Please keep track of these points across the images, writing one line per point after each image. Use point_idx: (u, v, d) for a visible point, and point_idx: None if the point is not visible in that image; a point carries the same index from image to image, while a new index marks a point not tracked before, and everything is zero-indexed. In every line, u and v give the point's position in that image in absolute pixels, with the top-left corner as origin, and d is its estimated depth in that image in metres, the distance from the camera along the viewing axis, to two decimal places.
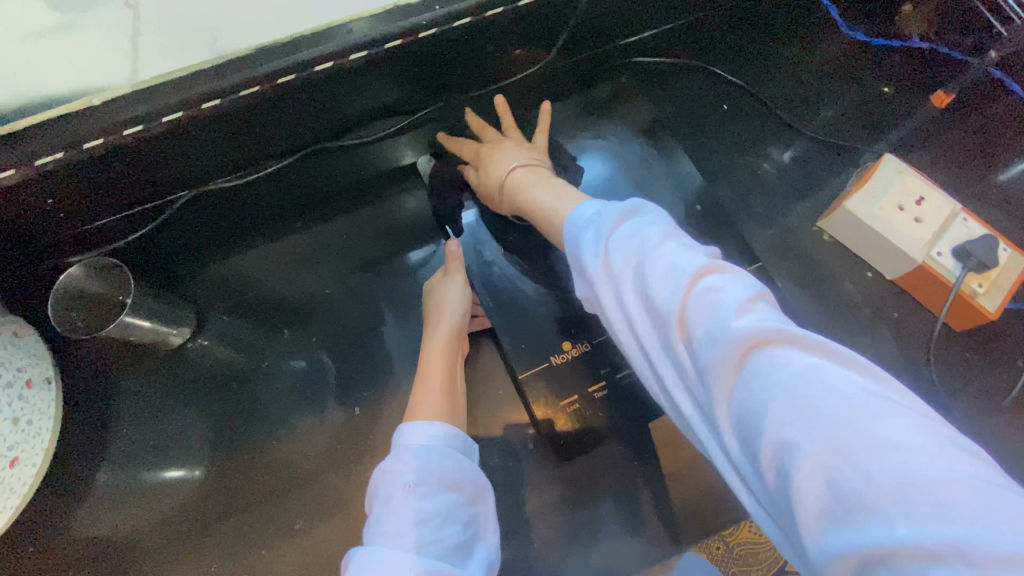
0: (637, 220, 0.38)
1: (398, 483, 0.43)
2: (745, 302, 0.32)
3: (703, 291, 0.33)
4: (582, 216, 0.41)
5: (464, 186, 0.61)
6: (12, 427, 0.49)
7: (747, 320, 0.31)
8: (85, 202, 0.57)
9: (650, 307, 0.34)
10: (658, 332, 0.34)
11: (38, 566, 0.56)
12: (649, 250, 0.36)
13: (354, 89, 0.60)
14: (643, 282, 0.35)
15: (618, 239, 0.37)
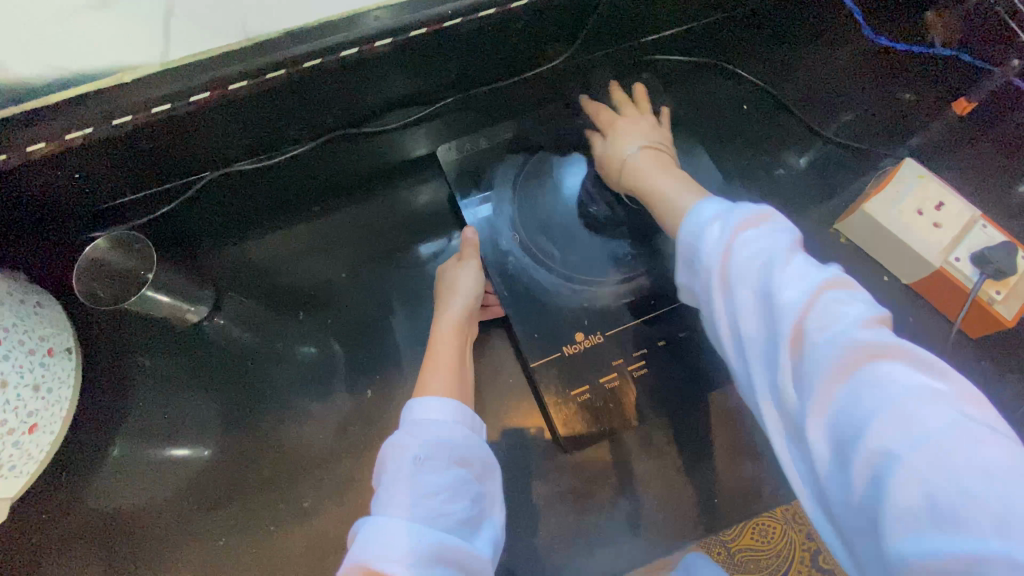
0: (761, 228, 0.41)
1: (409, 456, 0.44)
2: (864, 320, 0.36)
3: (827, 303, 0.37)
4: (702, 215, 0.44)
5: (482, 175, 0.61)
6: (34, 393, 0.49)
7: (866, 337, 0.35)
8: (110, 176, 0.59)
9: (769, 310, 0.38)
10: (769, 333, 0.38)
11: (52, 532, 0.57)
12: (772, 258, 0.39)
13: (376, 74, 0.61)
14: (766, 287, 0.38)
15: (744, 243, 0.41)
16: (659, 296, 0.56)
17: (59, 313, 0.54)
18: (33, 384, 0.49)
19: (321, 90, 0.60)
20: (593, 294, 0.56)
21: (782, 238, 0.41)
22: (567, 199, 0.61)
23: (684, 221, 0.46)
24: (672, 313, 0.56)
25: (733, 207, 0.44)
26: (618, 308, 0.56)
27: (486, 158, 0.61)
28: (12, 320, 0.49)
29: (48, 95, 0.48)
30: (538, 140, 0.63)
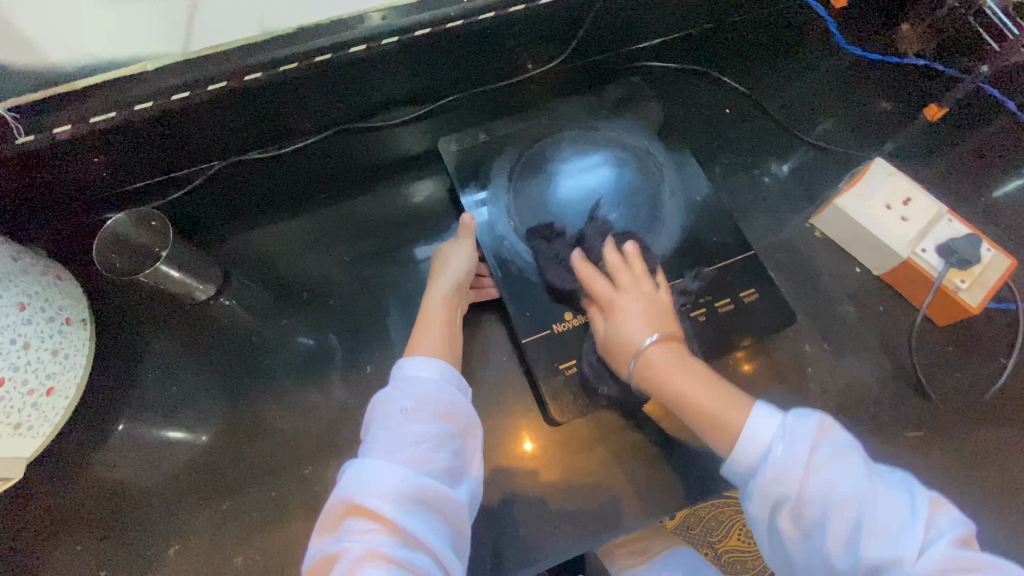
0: (826, 445, 0.45)
1: (395, 407, 0.48)
2: (934, 525, 0.41)
3: (908, 524, 0.41)
4: (763, 433, 0.46)
5: (478, 166, 0.65)
6: (52, 357, 0.52)
7: (949, 547, 0.40)
8: (129, 160, 0.62)
9: (861, 536, 0.41)
10: (863, 553, 0.41)
11: (64, 497, 0.60)
12: (852, 486, 0.43)
13: (381, 71, 0.65)
14: (857, 519, 0.42)
15: (822, 468, 0.43)
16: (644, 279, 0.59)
17: (76, 287, 0.58)
18: (51, 350, 0.52)
19: (330, 84, 0.64)
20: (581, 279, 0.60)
21: (844, 453, 0.45)
22: (556, 197, 0.64)
23: (743, 434, 0.47)
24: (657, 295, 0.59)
25: (792, 421, 0.46)
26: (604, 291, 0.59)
27: (482, 152, 0.66)
28: (36, 286, 0.52)
29: (75, 80, 0.52)
30: (531, 135, 0.67)
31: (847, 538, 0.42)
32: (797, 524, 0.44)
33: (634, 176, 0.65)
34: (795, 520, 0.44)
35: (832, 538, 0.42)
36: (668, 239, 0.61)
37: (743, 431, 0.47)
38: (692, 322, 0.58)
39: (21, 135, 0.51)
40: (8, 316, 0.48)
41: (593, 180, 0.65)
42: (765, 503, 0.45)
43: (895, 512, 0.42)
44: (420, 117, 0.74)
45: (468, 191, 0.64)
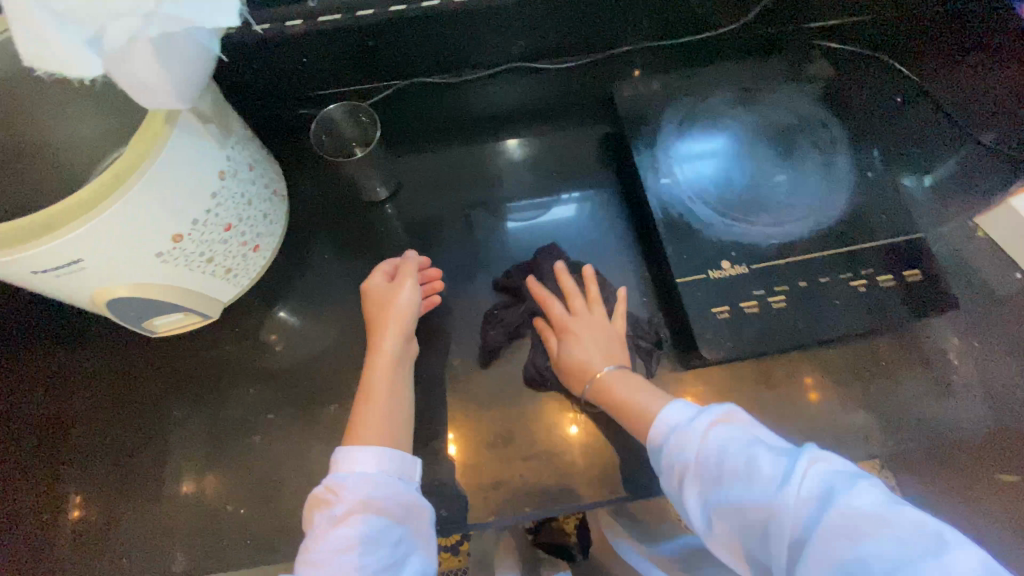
0: (725, 424, 0.50)
1: (324, 517, 0.48)
2: (817, 481, 0.42)
3: (801, 482, 0.43)
4: (670, 419, 0.52)
5: (647, 115, 0.68)
6: (264, 221, 0.59)
7: (832, 496, 0.41)
8: (333, 62, 0.69)
9: (754, 496, 0.44)
10: (753, 515, 0.44)
11: (229, 354, 0.65)
12: (741, 448, 0.47)
13: (568, 13, 0.70)
14: (747, 480, 0.45)
15: (715, 437, 0.48)
16: (808, 241, 0.60)
17: (275, 165, 0.64)
18: (262, 213, 0.59)
19: (520, 17, 0.69)
20: (745, 232, 0.61)
21: (743, 431, 0.48)
22: (696, 162, 0.65)
23: (655, 424, 0.53)
24: (819, 261, 0.59)
25: (696, 409, 0.52)
26: (766, 245, 0.60)
27: (654, 104, 0.68)
28: (259, 156, 0.59)
29: None
30: (700, 93, 0.70)
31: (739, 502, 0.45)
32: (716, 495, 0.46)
33: (800, 150, 0.66)
34: (713, 492, 0.47)
35: (741, 508, 0.44)
36: (833, 209, 0.62)
37: (655, 421, 0.53)
38: (852, 291, 0.58)
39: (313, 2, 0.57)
40: (240, 171, 0.54)
41: (730, 157, 0.66)
42: (683, 477, 0.49)
43: (777, 469, 0.44)
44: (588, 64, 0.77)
45: (636, 136, 0.67)
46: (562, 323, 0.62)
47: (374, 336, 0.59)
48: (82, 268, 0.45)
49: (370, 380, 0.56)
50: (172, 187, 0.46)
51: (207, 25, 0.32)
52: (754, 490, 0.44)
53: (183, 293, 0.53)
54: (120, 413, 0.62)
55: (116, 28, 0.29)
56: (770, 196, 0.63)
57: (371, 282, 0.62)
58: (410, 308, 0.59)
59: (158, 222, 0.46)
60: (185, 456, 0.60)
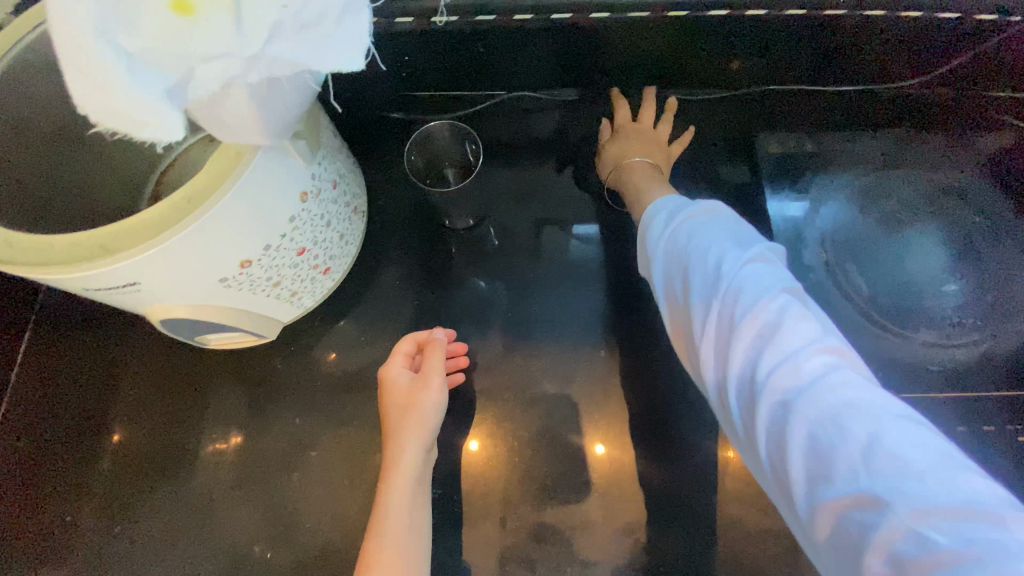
0: (697, 216, 0.41)
1: None
2: (760, 281, 0.35)
3: (744, 282, 0.35)
4: (655, 213, 0.45)
5: (792, 181, 0.57)
6: (339, 241, 0.53)
7: (767, 301, 0.34)
8: (437, 65, 0.61)
9: (689, 289, 0.38)
10: (686, 307, 0.38)
11: (279, 372, 0.60)
12: (699, 241, 0.39)
13: (714, 47, 0.58)
14: (689, 274, 0.38)
15: (678, 231, 0.41)
16: (973, 375, 0.49)
17: (359, 175, 0.57)
18: (339, 234, 0.52)
19: (656, 43, 0.58)
20: (898, 348, 0.50)
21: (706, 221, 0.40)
22: (848, 237, 0.54)
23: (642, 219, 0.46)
24: (982, 403, 0.49)
25: (675, 203, 0.44)
26: (919, 370, 0.49)
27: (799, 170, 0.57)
28: (344, 172, 0.52)
29: None
30: (864, 161, 0.57)
31: (679, 295, 0.39)
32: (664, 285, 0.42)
33: (981, 254, 0.53)
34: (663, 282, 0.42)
35: (681, 300, 0.39)
36: (1013, 341, 0.50)
37: (644, 212, 0.46)
38: (1017, 447, 0.48)
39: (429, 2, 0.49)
40: (324, 190, 0.47)
41: (890, 238, 0.54)
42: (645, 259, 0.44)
43: (725, 263, 0.37)
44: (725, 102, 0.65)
45: (780, 203, 0.56)
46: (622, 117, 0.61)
47: (391, 444, 0.51)
48: (138, 289, 0.39)
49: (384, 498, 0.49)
50: (249, 213, 0.39)
51: (322, 70, 0.24)
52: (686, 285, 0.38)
53: (241, 317, 0.48)
54: (159, 419, 0.58)
55: (210, 73, 0.23)
56: (936, 306, 0.51)
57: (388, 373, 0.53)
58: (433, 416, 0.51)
59: (226, 249, 0.40)
60: (220, 479, 0.56)
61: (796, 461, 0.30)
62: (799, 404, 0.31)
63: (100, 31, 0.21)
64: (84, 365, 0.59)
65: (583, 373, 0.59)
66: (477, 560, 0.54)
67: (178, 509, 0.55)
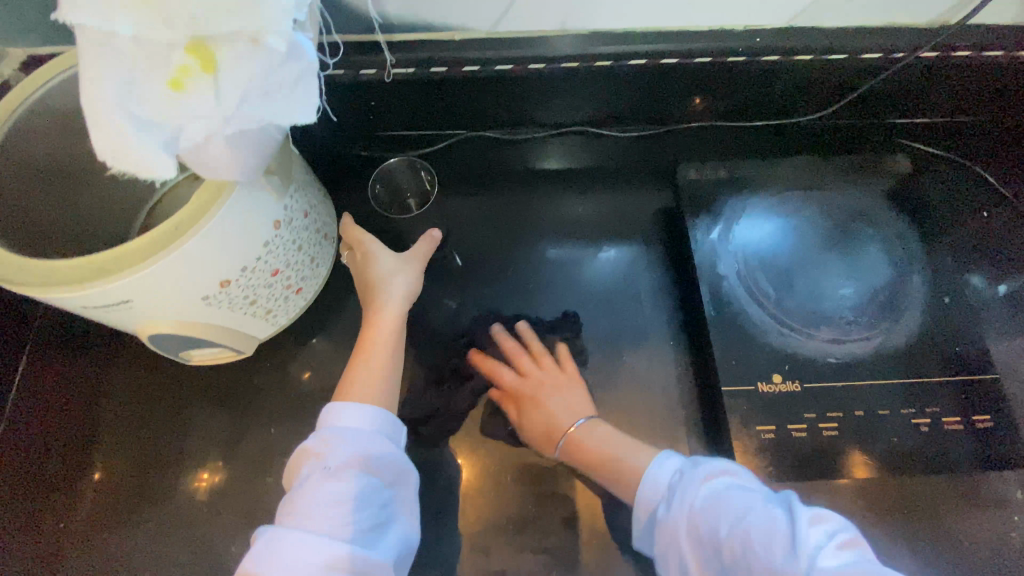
0: (723, 479, 0.49)
1: (321, 467, 0.49)
2: (805, 521, 0.42)
3: (793, 525, 0.42)
4: (659, 477, 0.52)
5: (712, 200, 0.65)
6: (311, 264, 0.59)
7: (812, 536, 0.41)
8: (399, 109, 0.70)
9: (740, 539, 0.43)
10: (742, 550, 0.43)
11: (256, 387, 0.65)
12: (735, 506, 0.46)
13: (637, 90, 0.68)
14: (739, 525, 0.44)
15: (711, 496, 0.48)
16: (870, 366, 0.56)
17: (330, 206, 0.65)
18: (310, 257, 0.59)
19: (587, 88, 0.68)
20: (802, 344, 0.57)
21: (732, 484, 0.48)
22: (758, 250, 0.62)
23: (643, 486, 0.52)
24: (878, 391, 0.55)
25: (689, 467, 0.52)
26: (821, 362, 0.56)
27: (719, 191, 0.65)
28: (314, 202, 0.59)
29: (393, 34, 0.61)
30: (773, 183, 0.66)
31: (732, 545, 0.44)
32: (700, 560, 0.46)
33: (875, 261, 0.61)
34: (699, 565, 0.47)
35: (736, 542, 0.43)
36: (902, 333, 0.58)
37: (644, 482, 0.53)
38: (911, 429, 0.54)
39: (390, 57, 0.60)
40: (296, 219, 0.54)
41: (795, 250, 0.62)
42: (667, 540, 0.49)
43: (767, 519, 0.44)
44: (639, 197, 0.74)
45: (698, 220, 0.64)
46: (526, 390, 0.63)
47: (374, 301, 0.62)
48: (131, 306, 0.45)
49: (371, 335, 0.61)
50: (229, 238, 0.46)
51: (285, 124, 0.31)
52: (737, 550, 0.43)
53: (222, 332, 0.54)
54: (142, 436, 0.62)
55: (195, 127, 0.29)
56: (835, 307, 0.59)
57: (371, 243, 0.65)
58: (412, 281, 0.65)
59: (209, 270, 0.47)
60: (200, 488, 0.60)
61: None
62: None
63: (115, 102, 0.27)
64: (73, 389, 0.64)
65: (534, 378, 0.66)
66: (441, 555, 0.59)
67: (160, 514, 0.60)
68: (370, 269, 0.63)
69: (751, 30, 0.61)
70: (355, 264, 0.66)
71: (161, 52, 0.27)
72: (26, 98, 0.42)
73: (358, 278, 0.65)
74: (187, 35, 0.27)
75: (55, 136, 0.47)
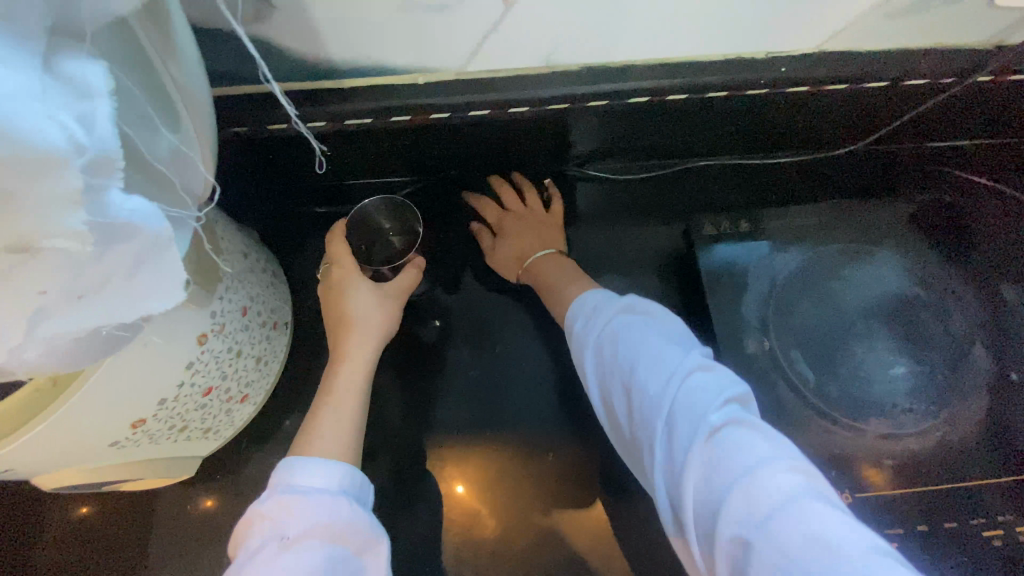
0: (639, 315, 0.41)
1: (275, 536, 0.37)
2: (706, 378, 0.36)
3: (695, 383, 0.35)
4: (584, 307, 0.45)
5: (735, 259, 0.55)
6: (256, 364, 0.49)
7: (712, 394, 0.35)
8: (360, 160, 0.59)
9: (636, 385, 0.37)
10: (638, 395, 0.37)
11: (217, 494, 0.57)
12: (641, 345, 0.38)
13: (641, 128, 0.58)
14: (637, 368, 0.37)
15: (621, 331, 0.40)
16: (926, 466, 0.48)
17: (281, 286, 0.55)
18: (255, 357, 0.49)
19: (582, 128, 0.57)
20: (850, 441, 0.48)
21: (656, 319, 0.41)
22: (792, 318, 0.52)
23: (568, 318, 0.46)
24: (934, 495, 0.47)
25: (610, 298, 0.44)
26: (871, 464, 0.48)
27: (743, 245, 0.55)
28: (257, 290, 0.49)
29: (341, 79, 0.49)
30: (804, 234, 0.56)
31: (626, 388, 0.38)
32: (594, 377, 0.41)
33: (926, 327, 0.52)
34: (595, 389, 0.41)
35: (631, 386, 0.37)
36: (965, 421, 0.49)
37: (570, 310, 0.47)
38: (985, 547, 0.46)
39: (341, 109, 0.49)
40: (230, 321, 0.44)
41: (834, 317, 0.53)
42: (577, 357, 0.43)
43: (668, 364, 0.37)
44: (647, 240, 0.65)
45: (717, 242, 0.55)
46: (503, 215, 0.63)
47: (340, 350, 0.51)
48: (14, 472, 0.36)
49: (335, 392, 0.49)
50: (133, 380, 0.36)
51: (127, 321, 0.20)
52: (627, 375, 0.38)
53: (151, 464, 0.44)
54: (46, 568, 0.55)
55: None
56: (884, 390, 0.49)
57: (355, 271, 0.52)
58: (390, 325, 0.54)
59: (112, 418, 0.37)
60: None
61: (749, 558, 0.29)
62: (746, 512, 0.30)
63: None
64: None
65: (535, 470, 0.58)
66: None
67: None
68: (347, 306, 0.51)
69: (775, 58, 0.50)
70: (328, 284, 0.53)
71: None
72: None
73: (327, 305, 0.53)
74: None
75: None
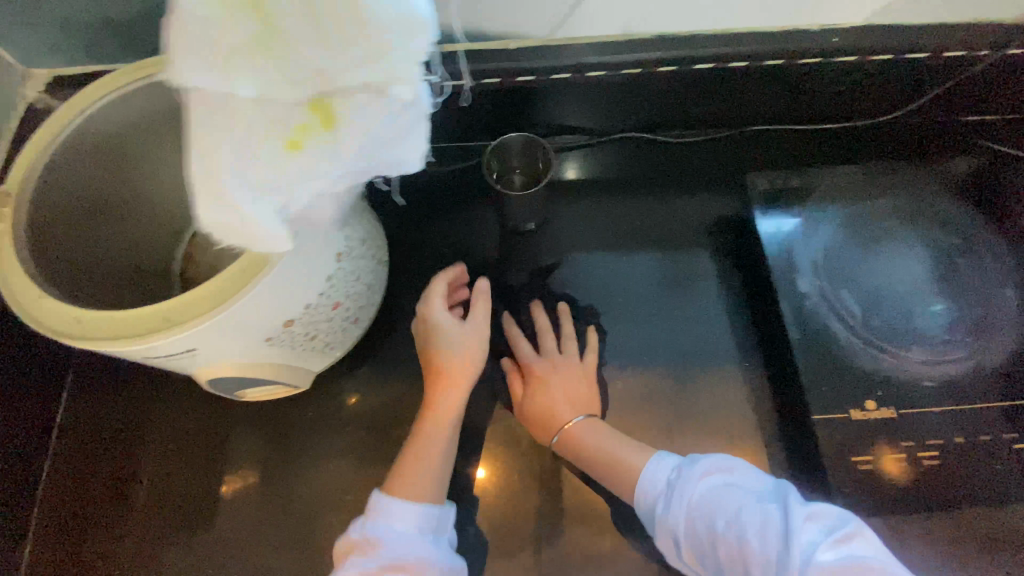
0: (718, 477, 0.49)
1: (358, 561, 0.47)
2: (802, 520, 0.43)
3: (793, 529, 0.42)
4: (658, 475, 0.52)
5: (788, 212, 0.61)
6: (366, 292, 0.56)
7: (810, 536, 0.41)
8: (446, 120, 0.66)
9: (745, 547, 0.43)
10: (752, 559, 0.43)
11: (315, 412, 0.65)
12: (729, 513, 0.46)
13: (701, 95, 0.64)
14: (740, 533, 0.44)
15: (710, 495, 0.48)
16: (962, 388, 0.53)
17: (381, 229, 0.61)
18: (366, 285, 0.56)
19: (647, 94, 0.64)
20: (895, 366, 0.54)
21: (735, 480, 0.49)
22: (839, 263, 0.59)
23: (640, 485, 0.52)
24: (971, 414, 0.53)
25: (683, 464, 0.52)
26: (912, 386, 0.53)
27: (788, 204, 0.61)
28: (370, 227, 0.56)
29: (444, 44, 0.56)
30: (849, 191, 0.62)
31: (733, 549, 0.44)
32: (694, 554, 0.47)
33: (963, 270, 0.58)
34: (702, 560, 0.47)
35: (741, 550, 0.44)
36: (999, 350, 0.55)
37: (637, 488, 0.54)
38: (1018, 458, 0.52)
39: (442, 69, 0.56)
40: (355, 246, 0.51)
41: (880, 262, 0.59)
42: (667, 538, 0.49)
43: (764, 525, 0.44)
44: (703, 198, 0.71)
45: (770, 205, 0.61)
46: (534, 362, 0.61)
47: (431, 394, 0.57)
48: (194, 354, 0.42)
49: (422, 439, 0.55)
50: (296, 278, 0.43)
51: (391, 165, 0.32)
52: (733, 544, 0.44)
53: (283, 368, 0.51)
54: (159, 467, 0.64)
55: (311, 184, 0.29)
56: (924, 324, 0.56)
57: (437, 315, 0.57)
58: (474, 361, 0.57)
59: (273, 313, 0.44)
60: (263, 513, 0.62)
61: None
62: None
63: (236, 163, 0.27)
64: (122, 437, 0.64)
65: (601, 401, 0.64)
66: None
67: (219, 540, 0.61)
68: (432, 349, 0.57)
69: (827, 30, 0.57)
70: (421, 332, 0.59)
71: (287, 106, 0.26)
72: (66, 123, 0.45)
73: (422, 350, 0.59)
74: (310, 93, 0.26)
75: (91, 162, 0.49)
